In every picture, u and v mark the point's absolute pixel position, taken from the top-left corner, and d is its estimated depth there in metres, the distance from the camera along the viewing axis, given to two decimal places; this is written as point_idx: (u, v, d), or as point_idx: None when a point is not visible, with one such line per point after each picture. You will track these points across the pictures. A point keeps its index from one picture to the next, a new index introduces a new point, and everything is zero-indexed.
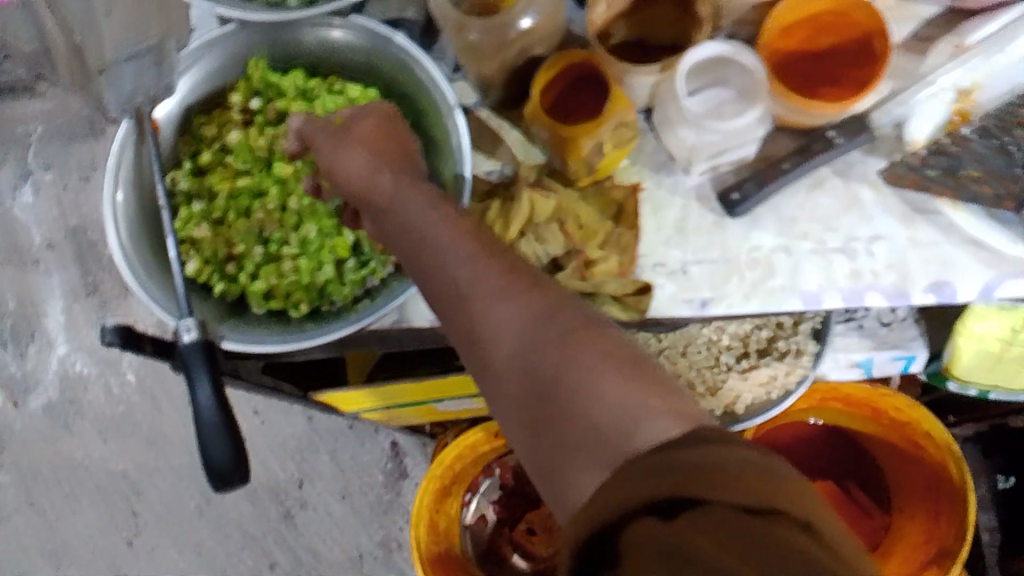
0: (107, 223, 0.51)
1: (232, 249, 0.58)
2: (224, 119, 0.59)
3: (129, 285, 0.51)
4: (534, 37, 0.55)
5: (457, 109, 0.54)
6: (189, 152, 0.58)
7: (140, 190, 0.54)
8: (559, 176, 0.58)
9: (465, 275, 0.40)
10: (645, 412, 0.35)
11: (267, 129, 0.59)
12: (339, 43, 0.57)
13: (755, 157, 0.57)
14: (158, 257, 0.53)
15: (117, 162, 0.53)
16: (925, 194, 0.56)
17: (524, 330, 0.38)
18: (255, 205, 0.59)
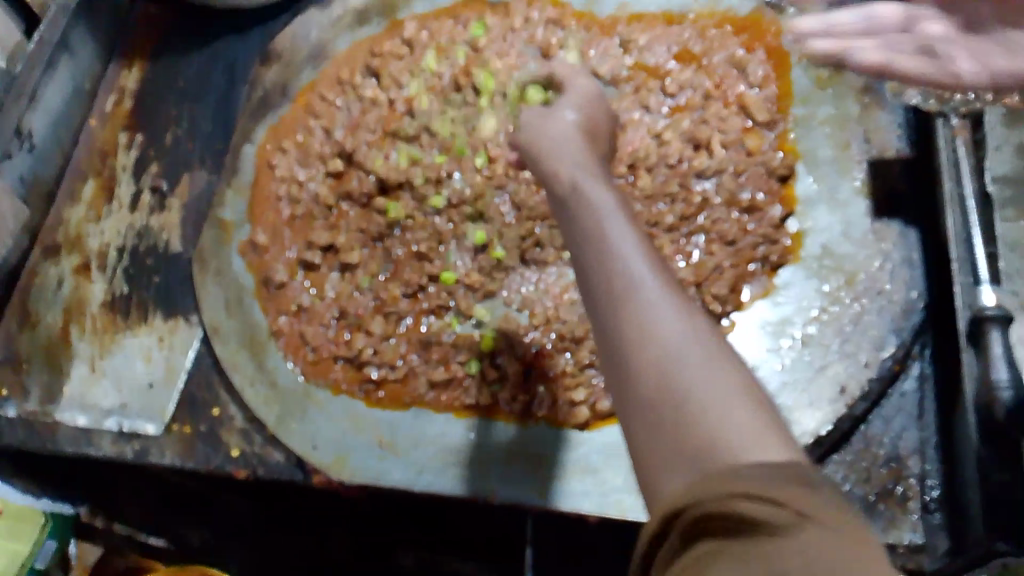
0: (90, 399, 0.83)
1: (75, 407, 0.83)
2: (86, 332, 0.87)
3: (79, 421, 0.83)
4: (327, 307, 0.85)
5: (257, 364, 0.82)
6: (74, 342, 0.87)
7: (85, 389, 0.84)
8: (322, 403, 0.79)
9: (638, 294, 0.44)
10: (733, 419, 0.38)
11: (102, 337, 0.87)
12: (184, 326, 0.86)
13: (424, 421, 0.78)
14: (77, 418, 0.83)
15: (107, 367, 0.85)
16: (550, 443, 0.75)
17: (665, 332, 0.42)
18: (90, 382, 0.84)
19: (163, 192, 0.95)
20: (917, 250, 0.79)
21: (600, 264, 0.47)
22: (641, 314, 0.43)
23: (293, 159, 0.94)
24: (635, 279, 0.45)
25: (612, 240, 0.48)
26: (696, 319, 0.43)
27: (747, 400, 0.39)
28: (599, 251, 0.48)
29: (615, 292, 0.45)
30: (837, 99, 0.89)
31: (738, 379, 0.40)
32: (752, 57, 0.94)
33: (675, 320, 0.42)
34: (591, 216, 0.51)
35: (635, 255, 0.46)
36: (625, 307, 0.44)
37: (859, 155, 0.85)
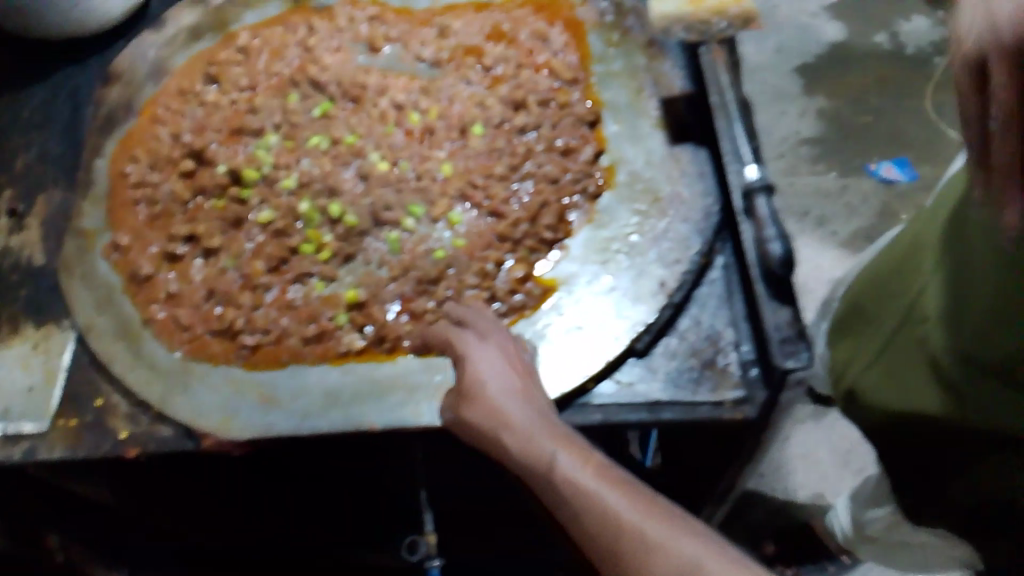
0: None
1: None
2: None
3: None
4: (198, 291, 0.90)
5: (135, 350, 0.86)
6: None
7: None
8: (204, 374, 0.85)
9: (634, 527, 0.58)
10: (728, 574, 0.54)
11: None
12: (57, 330, 0.89)
13: (304, 374, 0.84)
14: None
15: None
16: (421, 369, 0.84)
17: (679, 550, 0.56)
18: None
19: (20, 213, 0.98)
20: (707, 164, 0.94)
21: (589, 508, 0.60)
22: (587, 502, 0.61)
23: (146, 166, 0.99)
24: (583, 486, 0.62)
25: (594, 493, 0.61)
26: (645, 505, 0.60)
27: (704, 545, 0.56)
28: (575, 496, 0.62)
29: (567, 493, 0.62)
30: (627, 56, 1.04)
31: (683, 533, 0.58)
32: (553, 29, 1.08)
33: (609, 504, 0.60)
34: (502, 422, 0.69)
35: (561, 460, 0.64)
36: (572, 500, 0.62)
37: (651, 96, 1.00)
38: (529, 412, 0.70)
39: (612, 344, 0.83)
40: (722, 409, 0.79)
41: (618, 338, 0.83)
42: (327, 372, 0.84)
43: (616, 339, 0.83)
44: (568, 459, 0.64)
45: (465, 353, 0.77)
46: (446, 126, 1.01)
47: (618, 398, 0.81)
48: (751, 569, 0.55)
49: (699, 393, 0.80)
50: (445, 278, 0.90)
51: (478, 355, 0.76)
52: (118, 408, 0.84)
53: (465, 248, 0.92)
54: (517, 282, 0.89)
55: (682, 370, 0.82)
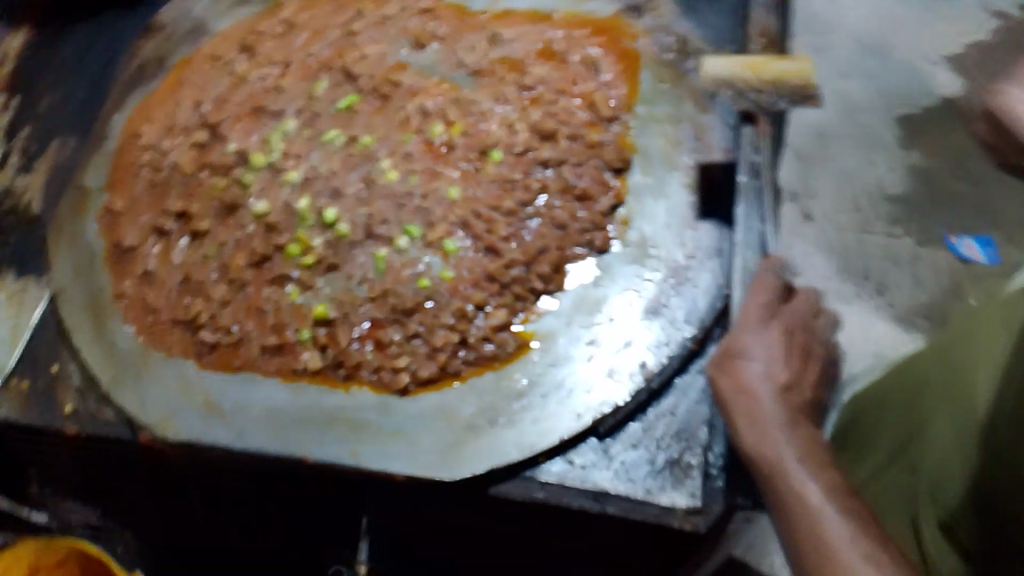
0: None
1: None
2: None
3: None
4: (176, 274, 0.88)
5: (98, 325, 0.85)
6: None
7: None
8: (158, 364, 0.83)
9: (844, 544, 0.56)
10: None
11: None
12: (33, 287, 0.89)
13: (254, 384, 0.81)
14: None
15: None
16: (372, 405, 0.80)
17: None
18: None
19: (32, 156, 0.98)
20: (727, 240, 0.85)
21: (805, 515, 0.58)
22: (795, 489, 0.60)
23: (159, 131, 0.97)
24: (794, 479, 0.60)
25: (829, 507, 0.58)
26: (846, 500, 0.59)
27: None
28: (802, 496, 0.59)
29: (788, 486, 0.60)
30: (675, 101, 0.95)
31: (858, 538, 0.56)
32: (604, 58, 1.00)
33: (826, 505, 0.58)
34: (751, 410, 0.64)
35: (784, 446, 0.62)
36: (789, 488, 0.60)
37: (688, 151, 0.91)
38: (777, 405, 0.64)
39: (571, 422, 0.77)
40: (671, 515, 0.73)
41: (580, 416, 0.77)
42: (278, 387, 0.81)
43: (578, 417, 0.77)
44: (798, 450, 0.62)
45: (744, 335, 0.69)
46: (466, 145, 0.95)
47: (565, 479, 0.75)
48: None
49: (655, 493, 0.74)
50: (422, 310, 0.85)
51: (745, 334, 0.69)
52: (69, 381, 0.83)
53: (451, 282, 0.86)
54: (493, 329, 0.83)
55: (642, 464, 0.76)
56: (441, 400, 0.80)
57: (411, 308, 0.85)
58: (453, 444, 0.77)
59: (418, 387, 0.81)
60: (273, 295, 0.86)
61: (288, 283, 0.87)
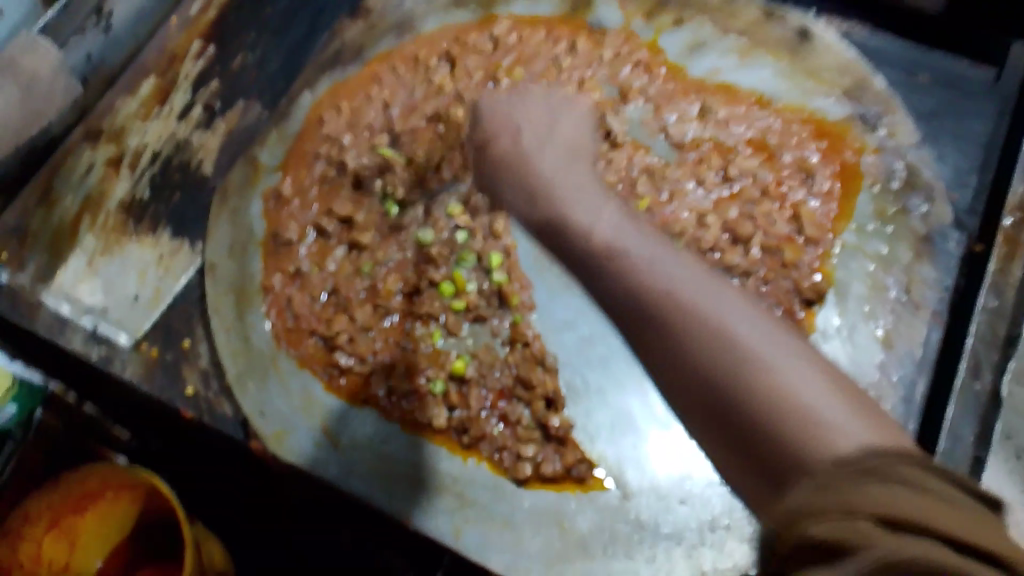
0: (78, 292, 0.85)
1: (58, 288, 0.85)
2: (89, 220, 0.89)
3: (60, 309, 0.84)
4: (327, 280, 0.85)
5: (238, 313, 0.82)
6: (86, 230, 0.88)
7: (76, 282, 0.85)
8: (287, 369, 0.80)
9: (737, 345, 0.50)
10: (840, 427, 0.46)
11: (109, 235, 0.88)
12: (186, 253, 0.87)
13: (377, 423, 0.78)
14: (58, 302, 0.84)
15: (104, 266, 0.86)
16: (489, 486, 0.76)
17: (791, 400, 0.48)
18: (68, 265, 0.86)
19: (213, 113, 0.96)
20: (911, 421, 0.78)
21: (653, 288, 0.56)
22: (746, 355, 0.50)
23: (342, 124, 0.93)
24: (761, 363, 0.49)
25: (704, 293, 0.54)
26: (853, 411, 0.47)
27: (826, 391, 0.48)
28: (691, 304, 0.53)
29: (758, 362, 0.49)
30: (890, 239, 0.86)
31: (801, 361, 0.50)
32: (821, 167, 0.90)
33: (799, 374, 0.49)
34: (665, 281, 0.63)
35: (744, 327, 0.51)
36: (775, 390, 0.48)
37: (892, 303, 0.83)
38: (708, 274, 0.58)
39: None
40: None
41: (702, 574, 0.71)
42: (399, 436, 0.78)
43: (700, 574, 0.71)
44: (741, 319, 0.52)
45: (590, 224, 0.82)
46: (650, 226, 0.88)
47: None
48: (836, 412, 0.47)
49: None
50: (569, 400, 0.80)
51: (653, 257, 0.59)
52: (198, 362, 0.81)
53: (600, 376, 0.81)
54: (631, 443, 0.78)
55: None
56: (557, 499, 0.75)
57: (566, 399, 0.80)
58: (558, 559, 0.72)
59: (540, 485, 0.76)
60: (415, 332, 0.83)
61: (430, 321, 0.83)
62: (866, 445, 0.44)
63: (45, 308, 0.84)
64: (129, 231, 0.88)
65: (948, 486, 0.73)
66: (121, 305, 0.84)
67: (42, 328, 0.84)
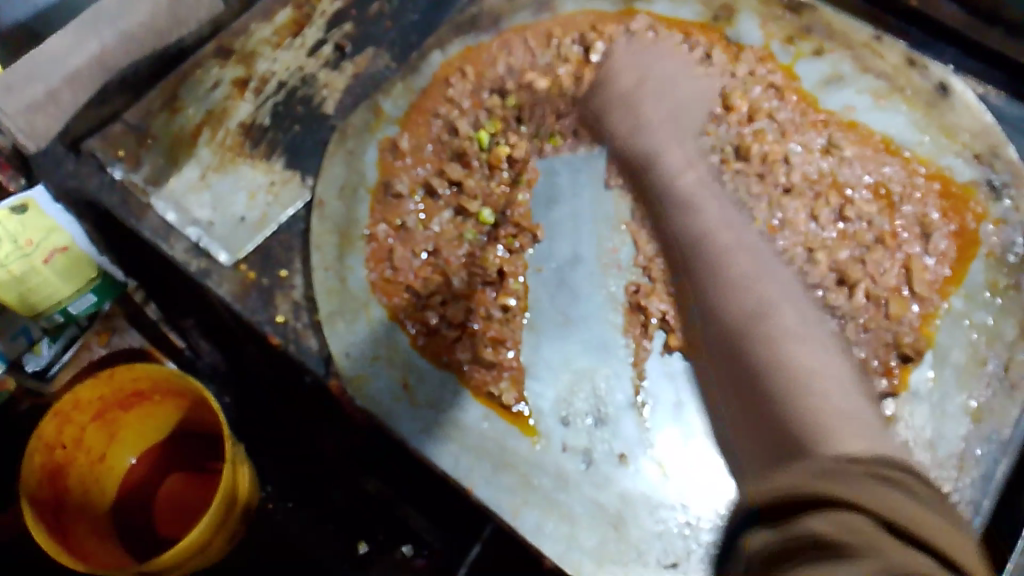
0: (187, 200, 0.86)
1: (169, 193, 0.86)
2: (208, 134, 0.90)
3: (168, 214, 0.85)
4: (433, 240, 0.86)
5: (339, 252, 0.83)
6: (205, 142, 0.90)
7: (186, 190, 0.87)
8: (380, 315, 0.81)
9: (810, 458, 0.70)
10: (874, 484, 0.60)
11: (226, 151, 0.89)
12: (298, 184, 0.88)
13: (456, 388, 0.78)
14: (167, 207, 0.86)
15: (216, 179, 0.87)
16: (555, 474, 0.75)
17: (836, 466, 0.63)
18: (180, 172, 0.88)
19: (344, 53, 0.96)
20: (987, 498, 0.76)
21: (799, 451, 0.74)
22: (810, 407, 0.76)
23: (468, 88, 0.92)
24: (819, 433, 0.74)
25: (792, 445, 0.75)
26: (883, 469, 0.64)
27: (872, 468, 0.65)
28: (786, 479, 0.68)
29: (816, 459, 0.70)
30: (1000, 312, 0.84)
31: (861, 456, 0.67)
32: (941, 226, 0.88)
33: (835, 448, 0.73)
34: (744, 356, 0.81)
35: (790, 403, 0.77)
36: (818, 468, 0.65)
37: (990, 377, 0.81)
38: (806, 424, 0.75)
39: None
40: None
41: None
42: (476, 407, 0.78)
43: None
44: (840, 430, 0.74)
45: (694, 211, 0.88)
46: (757, 251, 0.87)
47: None
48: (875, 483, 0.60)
49: None
50: (644, 407, 0.80)
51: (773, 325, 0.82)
52: (293, 294, 0.83)
53: (678, 391, 0.81)
54: (699, 460, 0.78)
55: None
56: (620, 504, 0.74)
57: (639, 405, 0.80)
58: (610, 559, 0.71)
59: (605, 480, 0.75)
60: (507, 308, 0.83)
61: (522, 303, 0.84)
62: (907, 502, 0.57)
63: (154, 209, 0.86)
64: (245, 151, 0.89)
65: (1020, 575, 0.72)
66: (226, 221, 0.85)
67: (148, 229, 0.85)
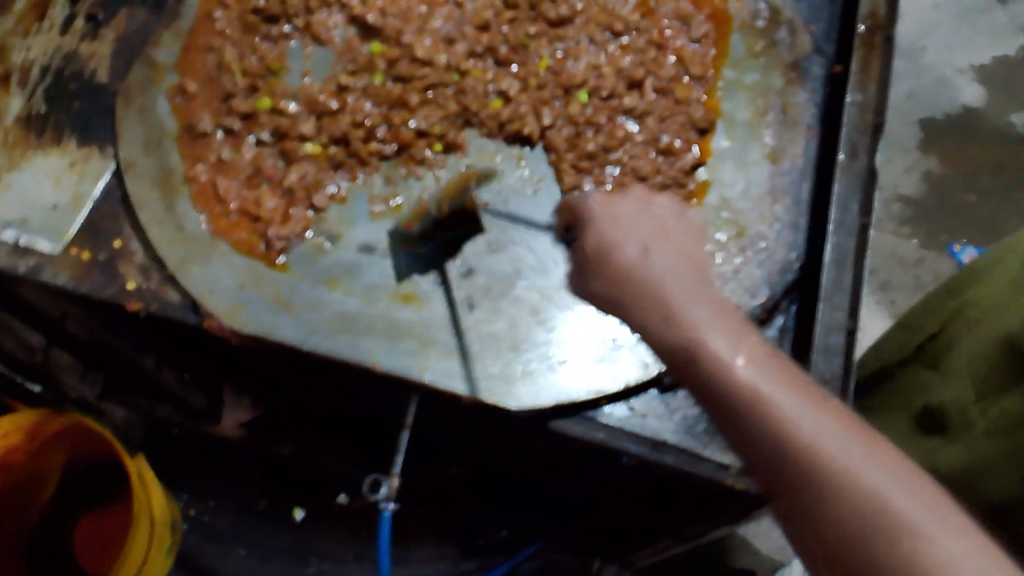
0: None
1: None
2: None
3: None
4: (256, 162, 0.87)
5: (167, 205, 0.83)
6: None
7: None
8: (231, 245, 0.82)
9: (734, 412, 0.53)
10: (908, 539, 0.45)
11: (13, 149, 0.86)
12: (99, 156, 0.86)
13: (328, 284, 0.81)
14: None
15: (13, 178, 0.84)
16: (441, 328, 0.80)
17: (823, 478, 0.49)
18: None
19: (98, 22, 0.93)
20: (803, 216, 0.88)
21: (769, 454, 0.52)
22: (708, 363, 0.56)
23: (233, 18, 0.94)
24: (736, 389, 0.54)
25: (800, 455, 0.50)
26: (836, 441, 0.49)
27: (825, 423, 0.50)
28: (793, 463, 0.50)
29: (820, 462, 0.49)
30: (764, 69, 0.96)
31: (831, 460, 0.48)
32: (696, 15, 0.99)
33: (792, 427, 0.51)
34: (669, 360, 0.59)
35: (687, 303, 0.60)
36: (762, 409, 0.52)
37: (773, 124, 0.93)
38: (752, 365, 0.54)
39: (638, 369, 0.79)
40: (724, 473, 0.76)
41: (646, 365, 0.79)
42: (348, 295, 0.80)
43: (644, 365, 0.79)
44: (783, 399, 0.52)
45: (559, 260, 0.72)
46: (553, 84, 0.94)
47: (626, 424, 0.78)
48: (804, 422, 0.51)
49: (710, 448, 0.77)
50: (501, 246, 0.86)
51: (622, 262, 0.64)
52: (134, 256, 0.82)
53: (524, 221, 0.87)
54: (566, 273, 0.85)
55: (700, 418, 0.79)
56: (512, 328, 0.81)
57: (498, 244, 0.86)
58: (519, 376, 0.78)
59: (491, 313, 0.81)
60: (347, 205, 0.86)
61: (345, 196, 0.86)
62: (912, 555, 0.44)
63: None
64: (32, 142, 0.87)
65: (843, 249, 0.79)
66: (42, 213, 0.83)
67: None
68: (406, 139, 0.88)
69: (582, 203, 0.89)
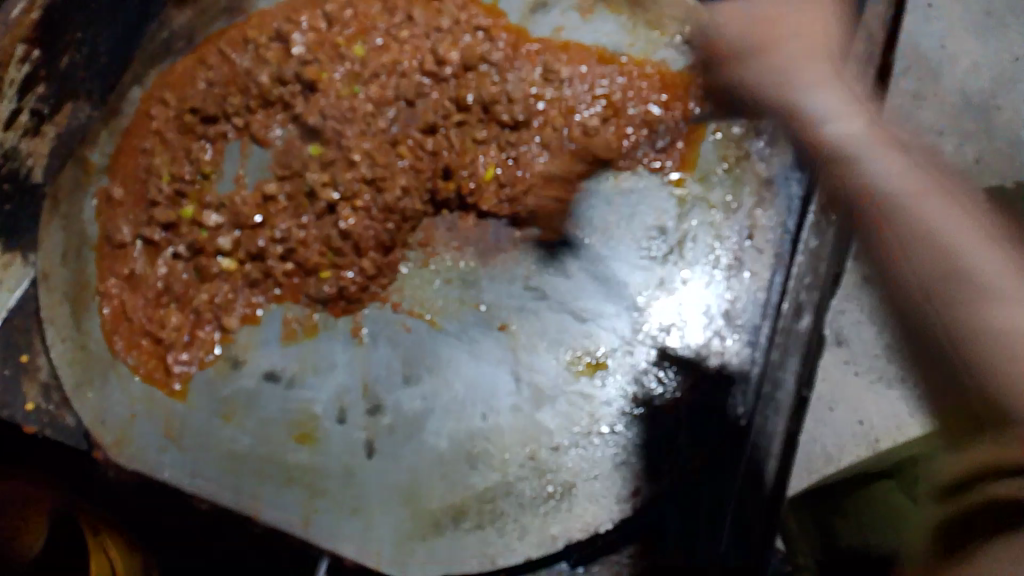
0: None
1: None
2: None
3: None
4: (171, 275, 0.83)
5: (74, 322, 0.80)
6: None
7: None
8: (133, 368, 0.79)
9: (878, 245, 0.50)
10: (993, 275, 0.46)
11: None
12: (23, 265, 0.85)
13: (224, 418, 0.77)
14: None
15: None
16: (335, 476, 0.74)
17: (917, 285, 0.48)
18: None
19: (42, 116, 0.92)
20: (756, 365, 0.77)
21: (907, 268, 0.49)
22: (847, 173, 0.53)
23: (172, 113, 0.90)
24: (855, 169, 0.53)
25: (935, 275, 0.48)
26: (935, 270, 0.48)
27: (958, 221, 0.48)
28: (926, 280, 0.48)
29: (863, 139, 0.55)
30: (733, 185, 0.85)
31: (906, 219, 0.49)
32: (666, 120, 0.89)
33: (912, 214, 0.49)
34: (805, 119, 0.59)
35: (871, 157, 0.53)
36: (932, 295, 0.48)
37: (731, 245, 0.82)
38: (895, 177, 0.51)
39: (541, 542, 0.72)
40: None
41: (552, 537, 0.72)
42: (243, 433, 0.76)
43: (549, 538, 0.72)
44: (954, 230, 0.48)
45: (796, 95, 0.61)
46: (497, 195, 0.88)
47: None
48: (991, 261, 0.47)
49: None
50: (417, 380, 0.79)
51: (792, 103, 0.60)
52: (39, 373, 0.81)
53: (446, 355, 0.80)
54: (483, 416, 0.77)
55: None
56: (411, 479, 0.74)
57: (413, 380, 0.79)
58: (411, 538, 0.72)
59: (389, 460, 0.75)
60: (260, 326, 0.81)
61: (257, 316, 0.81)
62: (1016, 325, 0.44)
63: None
64: None
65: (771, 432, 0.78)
66: None
67: None
68: (313, 265, 0.82)
69: (513, 333, 0.81)
